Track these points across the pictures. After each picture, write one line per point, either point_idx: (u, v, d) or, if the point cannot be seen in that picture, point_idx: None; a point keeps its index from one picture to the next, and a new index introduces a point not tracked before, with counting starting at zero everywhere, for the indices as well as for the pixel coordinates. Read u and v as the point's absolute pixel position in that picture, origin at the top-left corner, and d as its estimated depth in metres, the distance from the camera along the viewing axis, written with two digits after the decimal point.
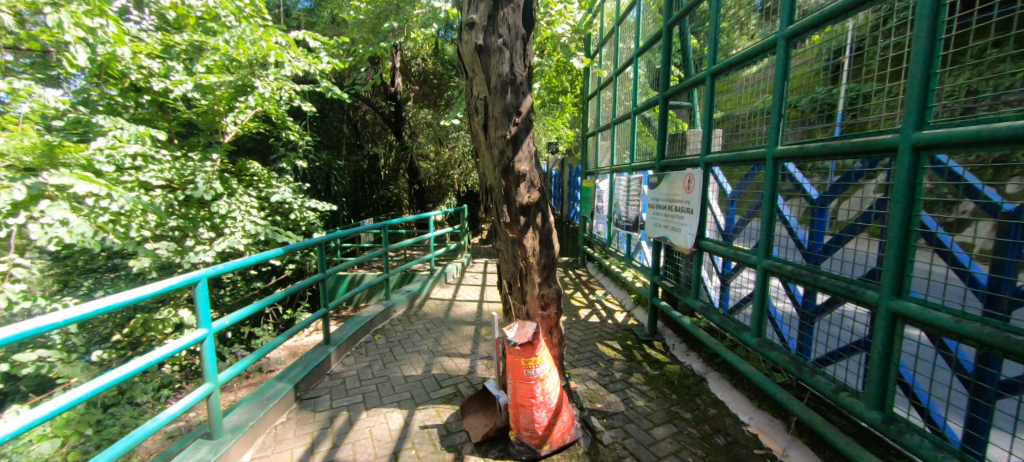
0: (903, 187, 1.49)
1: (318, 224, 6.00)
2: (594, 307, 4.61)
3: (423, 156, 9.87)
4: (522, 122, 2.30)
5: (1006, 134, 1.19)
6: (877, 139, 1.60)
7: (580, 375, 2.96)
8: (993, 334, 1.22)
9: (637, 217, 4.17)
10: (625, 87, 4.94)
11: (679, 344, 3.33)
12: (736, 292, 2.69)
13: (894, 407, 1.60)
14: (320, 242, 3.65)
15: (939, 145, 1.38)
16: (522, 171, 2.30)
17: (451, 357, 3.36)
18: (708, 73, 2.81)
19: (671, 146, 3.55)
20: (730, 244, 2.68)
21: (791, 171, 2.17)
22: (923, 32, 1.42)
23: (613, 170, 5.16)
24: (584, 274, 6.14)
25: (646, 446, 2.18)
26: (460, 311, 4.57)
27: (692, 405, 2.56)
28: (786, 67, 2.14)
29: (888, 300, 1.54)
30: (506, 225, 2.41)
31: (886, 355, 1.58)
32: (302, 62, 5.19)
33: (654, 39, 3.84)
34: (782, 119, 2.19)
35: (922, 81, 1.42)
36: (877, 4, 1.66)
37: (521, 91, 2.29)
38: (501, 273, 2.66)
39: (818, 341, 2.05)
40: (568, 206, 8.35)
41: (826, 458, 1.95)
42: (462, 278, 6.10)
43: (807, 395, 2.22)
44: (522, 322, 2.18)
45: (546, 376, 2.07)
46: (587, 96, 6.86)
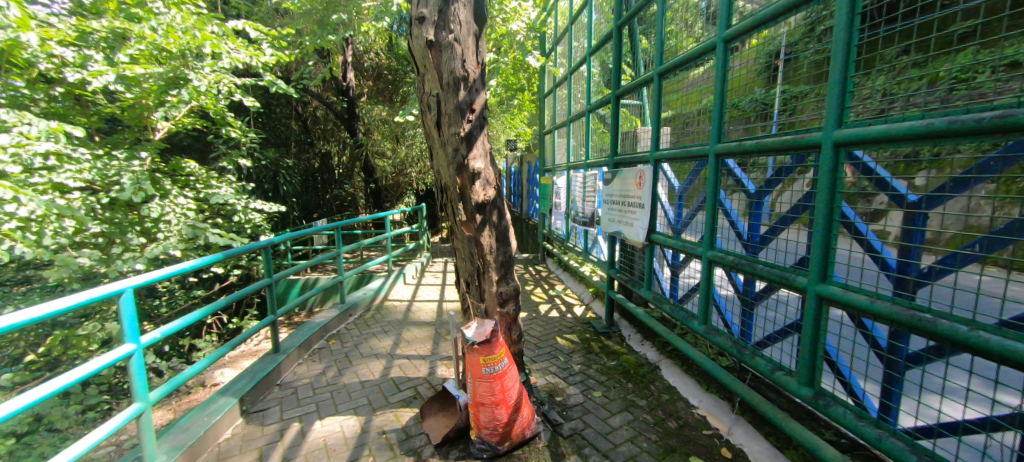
0: (826, 179, 1.62)
1: (264, 227, 5.66)
2: (554, 302, 4.67)
3: (379, 154, 9.57)
4: (475, 120, 2.28)
5: (911, 132, 1.32)
6: (803, 137, 1.74)
7: (540, 370, 3.00)
8: (902, 312, 1.35)
9: (593, 213, 4.27)
10: (579, 85, 5.03)
11: (634, 334, 3.45)
12: (686, 282, 2.83)
13: (821, 383, 1.74)
14: (267, 245, 3.43)
15: (855, 143, 1.52)
16: (477, 169, 2.28)
17: (410, 359, 3.29)
18: (657, 73, 2.92)
19: (624, 143, 3.66)
20: (679, 236, 2.80)
21: (732, 167, 2.32)
22: (840, 39, 1.54)
23: (569, 167, 5.25)
24: (544, 270, 6.22)
25: (604, 435, 2.24)
26: (419, 312, 4.48)
27: (646, 392, 2.66)
28: (726, 70, 2.27)
29: (815, 285, 1.67)
30: (462, 223, 2.40)
31: (814, 336, 1.71)
32: (242, 54, 4.86)
33: (606, 39, 3.93)
34: (724, 118, 2.33)
35: (840, 84, 1.56)
36: (804, 10, 1.79)
37: (475, 88, 2.27)
38: (459, 272, 2.64)
39: (758, 325, 2.19)
40: (527, 204, 8.42)
41: (766, 434, 2.09)
42: (422, 278, 6.00)
43: (748, 376, 2.38)
44: (481, 321, 2.17)
45: (506, 373, 2.08)
46: (544, 94, 6.92)
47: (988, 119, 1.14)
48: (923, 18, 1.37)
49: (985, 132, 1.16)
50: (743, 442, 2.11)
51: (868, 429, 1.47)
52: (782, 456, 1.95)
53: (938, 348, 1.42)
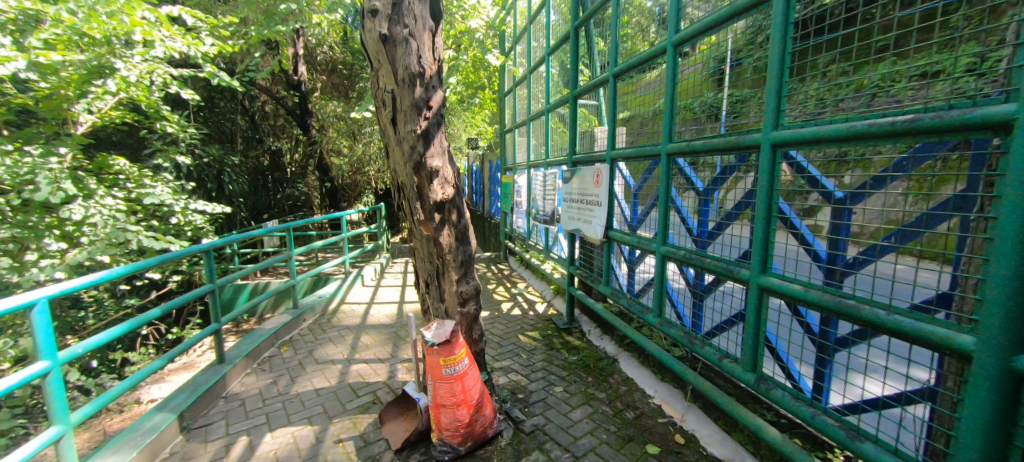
0: (764, 177, 1.74)
1: (207, 229, 5.28)
2: (516, 300, 4.70)
3: (335, 152, 9.21)
4: (432, 117, 2.23)
5: (837, 133, 1.44)
6: (745, 137, 1.86)
7: (503, 368, 3.00)
8: (832, 299, 1.47)
9: (553, 211, 4.33)
10: (538, 84, 5.07)
11: (594, 329, 3.54)
12: (641, 276, 2.93)
13: (763, 368, 1.86)
14: (209, 249, 3.19)
15: (789, 143, 1.64)
16: (435, 167, 2.24)
17: (369, 363, 3.20)
18: (613, 74, 3.01)
19: (582, 142, 3.74)
20: (635, 233, 2.90)
21: (682, 166, 2.43)
22: (776, 48, 1.68)
23: (529, 165, 5.29)
24: (506, 268, 6.24)
25: (565, 429, 2.28)
26: (378, 315, 4.36)
27: (605, 385, 2.73)
28: (676, 74, 2.37)
29: (757, 276, 1.79)
30: (420, 223, 2.36)
31: (756, 324, 1.83)
32: (178, 42, 4.48)
33: (564, 39, 4.00)
34: (674, 119, 2.43)
35: (776, 89, 1.70)
36: (746, 17, 1.91)
37: (431, 85, 2.23)
38: (418, 272, 2.59)
39: (707, 316, 2.31)
40: (489, 202, 8.42)
41: (715, 418, 2.21)
42: (382, 279, 5.84)
43: (699, 365, 2.50)
44: (440, 321, 2.15)
45: (467, 373, 2.07)
46: (504, 93, 6.94)
47: (899, 123, 1.26)
48: (847, 31, 1.48)
49: (897, 134, 1.28)
50: (694, 427, 2.21)
51: (804, 408, 1.59)
52: (730, 438, 2.06)
53: (861, 331, 1.56)
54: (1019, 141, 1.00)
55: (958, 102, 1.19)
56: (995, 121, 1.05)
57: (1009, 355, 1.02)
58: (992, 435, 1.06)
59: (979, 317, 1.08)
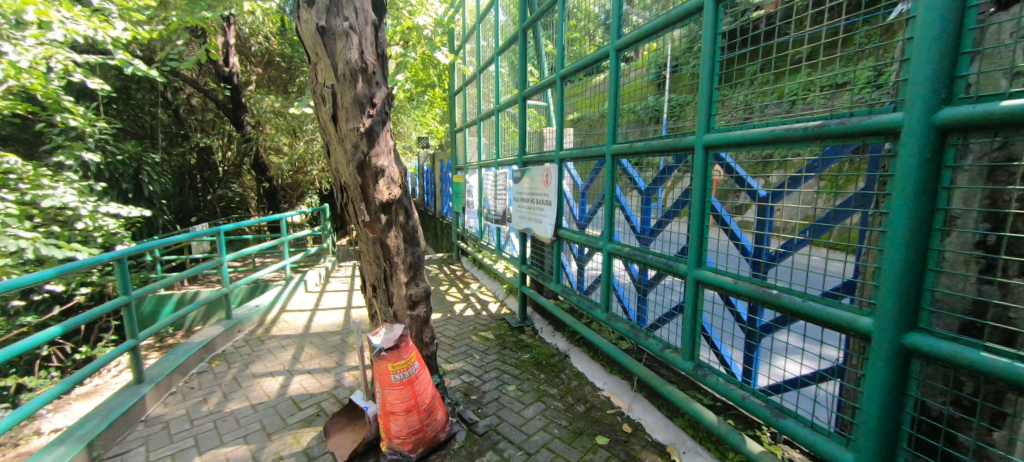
0: (699, 177, 1.86)
1: (123, 235, 4.74)
2: (469, 300, 4.66)
3: (273, 150, 8.65)
4: (376, 115, 2.16)
5: (759, 137, 1.58)
6: (681, 139, 1.99)
7: (455, 371, 2.96)
8: (757, 289, 1.61)
9: (504, 210, 4.35)
10: (488, 83, 5.08)
11: (546, 326, 3.59)
12: (590, 273, 3.02)
13: (700, 355, 1.98)
14: (123, 256, 2.84)
15: (719, 146, 1.78)
16: (381, 167, 2.18)
17: (313, 373, 3.03)
18: (559, 76, 3.10)
19: (532, 142, 3.79)
20: (583, 231, 2.98)
21: (626, 166, 2.54)
22: (707, 56, 1.80)
23: (480, 165, 5.29)
24: (459, 269, 6.17)
25: (518, 428, 2.30)
26: (322, 322, 4.14)
27: (557, 381, 2.79)
28: (618, 80, 2.50)
29: (694, 270, 1.91)
30: (365, 225, 2.27)
31: (693, 315, 1.95)
32: (81, 26, 3.98)
33: (512, 40, 4.04)
34: (617, 122, 2.55)
35: (708, 94, 1.82)
36: (677, 27, 2.05)
37: (374, 81, 2.15)
38: (364, 275, 2.50)
39: (650, 309, 2.43)
40: (440, 202, 8.28)
41: (658, 406, 2.33)
42: (327, 284, 5.56)
43: (644, 356, 2.62)
44: (389, 326, 2.09)
45: (417, 378, 2.02)
46: (453, 91, 6.86)
47: (810, 129, 1.41)
48: (767, 43, 1.60)
49: (809, 138, 1.42)
50: (640, 416, 2.31)
51: (735, 391, 1.72)
52: (673, 424, 2.18)
53: (782, 317, 1.71)
54: (905, 145, 1.13)
55: (857, 110, 1.34)
56: (886, 127, 1.20)
57: (900, 333, 1.16)
58: (887, 404, 1.20)
59: (877, 300, 1.22)
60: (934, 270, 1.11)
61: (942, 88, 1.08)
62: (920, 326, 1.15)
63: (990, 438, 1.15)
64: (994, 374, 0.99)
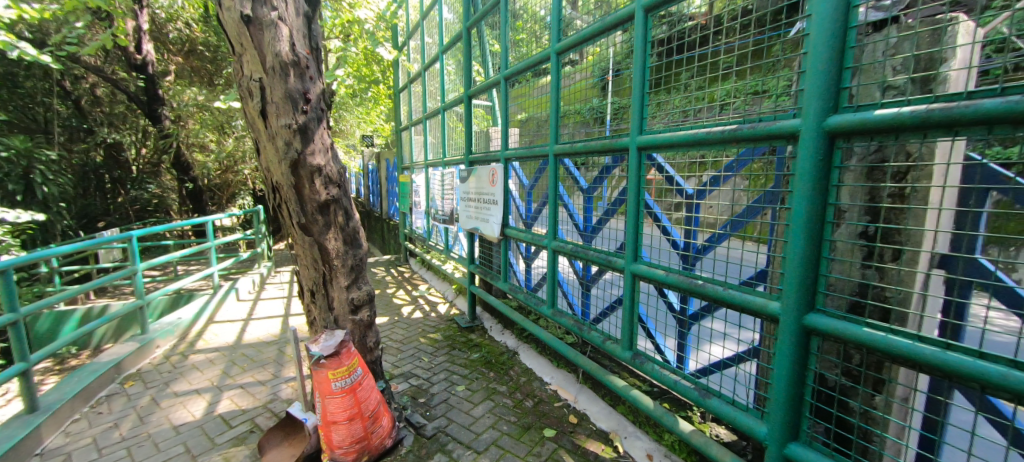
0: (633, 176, 1.98)
1: (9, 243, 4.12)
2: (417, 302, 4.57)
3: (197, 147, 7.93)
4: (311, 111, 2.06)
5: (685, 139, 1.72)
6: (617, 140, 2.10)
7: (403, 375, 2.89)
8: (684, 280, 1.74)
9: (451, 210, 4.32)
10: (433, 81, 5.02)
11: (495, 325, 3.62)
12: (537, 270, 3.09)
13: (638, 345, 2.10)
14: (9, 267, 2.46)
15: (651, 147, 1.90)
16: (317, 166, 2.08)
17: (246, 387, 2.83)
18: (503, 77, 3.14)
19: (478, 142, 3.80)
20: (530, 230, 3.04)
21: (568, 165, 2.64)
22: (639, 63, 1.92)
23: (426, 164, 5.21)
24: (407, 270, 6.03)
25: (467, 427, 2.29)
26: (256, 332, 3.87)
27: (506, 378, 2.82)
28: (559, 83, 2.58)
29: (631, 264, 2.02)
30: (301, 227, 2.16)
31: (631, 306, 2.06)
32: None
33: (457, 38, 4.02)
34: (559, 124, 2.64)
35: (640, 98, 1.94)
36: (613, 34, 2.17)
37: (308, 76, 2.05)
38: (301, 280, 2.37)
39: (593, 303, 2.52)
40: (386, 203, 8.04)
41: (602, 395, 2.43)
42: (262, 291, 5.20)
43: (589, 348, 2.72)
44: (329, 332, 2.01)
45: (360, 384, 1.96)
46: (398, 89, 6.69)
47: (726, 132, 1.55)
48: (690, 52, 1.74)
49: (726, 141, 1.56)
50: (585, 406, 2.40)
51: (668, 375, 1.84)
52: (615, 411, 2.28)
53: (709, 305, 1.86)
54: (803, 147, 1.27)
55: (765, 116, 1.50)
56: (786, 132, 1.34)
57: (801, 314, 1.30)
58: (792, 379, 1.34)
59: (783, 286, 1.36)
60: (827, 258, 1.26)
61: (831, 98, 1.22)
62: (817, 306, 1.31)
63: (874, 402, 1.32)
64: (874, 345, 1.15)
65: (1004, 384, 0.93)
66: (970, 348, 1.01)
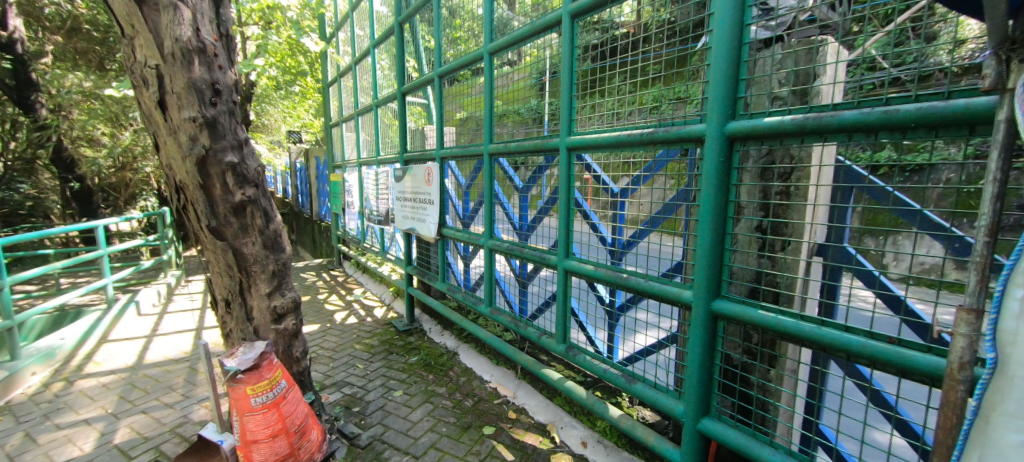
0: (563, 175, 2.05)
1: None
2: (352, 307, 4.36)
3: (83, 141, 6.90)
4: (221, 104, 1.88)
5: (608, 141, 1.82)
6: (547, 141, 2.17)
7: (335, 384, 2.75)
8: (611, 274, 1.84)
9: (386, 210, 4.18)
10: (365, 76, 4.82)
11: (434, 326, 3.56)
12: (475, 270, 3.09)
13: (571, 338, 2.18)
14: None
15: (579, 148, 1.99)
16: (230, 163, 1.91)
17: (149, 412, 2.52)
18: (437, 74, 3.11)
19: (413, 140, 3.72)
20: (467, 229, 3.03)
21: (503, 165, 2.67)
22: (566, 67, 2.00)
23: (359, 163, 4.99)
24: (341, 274, 5.73)
25: (404, 433, 2.24)
26: (163, 350, 3.46)
27: (446, 379, 2.79)
28: (492, 83, 2.62)
29: (563, 261, 2.09)
30: (211, 230, 1.97)
31: (564, 301, 2.13)
32: None
33: (389, 33, 3.90)
34: (493, 124, 2.66)
35: (568, 101, 2.02)
36: (543, 36, 2.23)
37: (217, 66, 1.88)
38: (214, 289, 2.16)
39: (529, 300, 2.58)
40: (316, 203, 7.57)
41: (540, 389, 2.49)
42: (170, 303, 4.66)
43: (527, 344, 2.77)
44: (248, 345, 1.87)
45: (284, 398, 1.84)
46: (327, 83, 6.33)
47: (644, 135, 1.66)
48: (612, 58, 1.84)
49: (645, 143, 1.67)
50: (524, 401, 2.45)
51: (598, 365, 1.94)
52: (552, 404, 2.35)
53: (634, 296, 1.98)
54: (708, 150, 1.40)
55: (677, 120, 1.63)
56: (695, 135, 1.48)
57: (709, 300, 1.44)
58: (703, 360, 1.48)
59: (695, 277, 1.49)
60: (729, 250, 1.40)
61: (730, 106, 1.37)
62: (722, 293, 1.45)
63: (769, 375, 1.50)
64: (768, 325, 1.30)
65: (864, 352, 1.10)
66: (839, 323, 1.18)
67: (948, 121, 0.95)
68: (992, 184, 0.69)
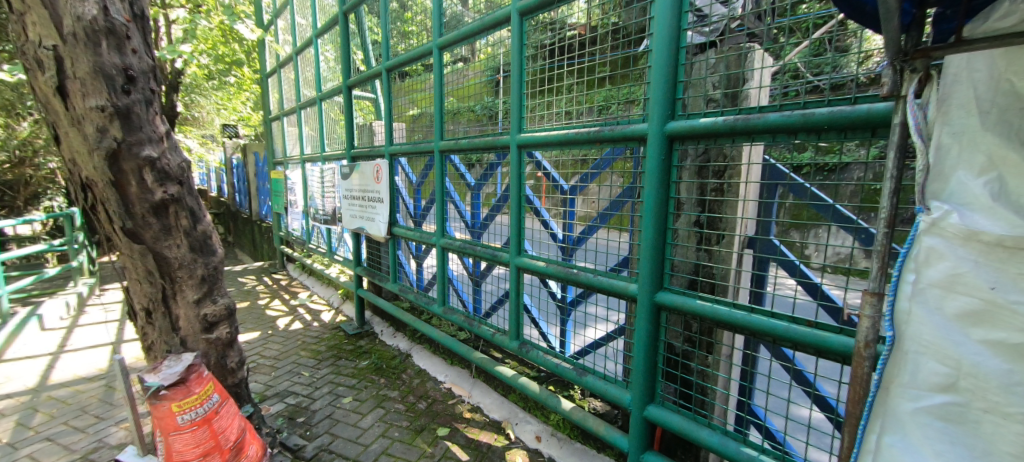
0: (514, 172, 2.06)
1: None
2: (297, 312, 4.12)
3: None
4: (135, 92, 1.70)
5: (557, 139, 1.84)
6: (498, 138, 2.17)
7: (277, 395, 2.59)
8: (562, 271, 1.87)
9: (333, 209, 3.99)
10: (307, 67, 4.56)
11: (386, 329, 3.45)
12: (428, 269, 3.03)
13: (524, 334, 2.19)
14: None
15: (529, 146, 2.00)
16: (148, 158, 1.73)
17: (56, 438, 2.24)
18: (384, 68, 3.01)
19: (360, 136, 3.57)
20: (418, 227, 2.97)
21: (455, 162, 2.64)
22: (516, 64, 2.01)
23: (302, 159, 4.72)
24: (285, 277, 5.41)
25: (354, 440, 2.15)
26: (72, 368, 3.08)
27: (398, 382, 2.71)
28: (442, 79, 2.57)
29: (515, 258, 2.10)
30: (126, 232, 1.77)
31: (517, 298, 2.14)
32: None
33: (333, 23, 3.72)
34: (443, 120, 2.62)
35: (518, 98, 2.03)
36: (493, 33, 2.23)
37: (130, 50, 1.69)
38: (132, 298, 1.95)
39: (483, 298, 2.56)
40: (256, 202, 7.07)
41: (495, 387, 2.48)
42: (81, 315, 4.17)
43: (481, 343, 2.75)
44: (173, 359, 1.72)
45: (217, 413, 1.70)
46: (265, 73, 5.93)
47: (591, 133, 1.70)
48: (560, 57, 1.86)
49: (592, 141, 1.71)
50: (479, 399, 2.43)
51: (550, 359, 1.97)
52: (507, 400, 2.35)
53: (584, 291, 2.03)
54: (650, 148, 1.46)
55: (622, 120, 1.68)
56: (637, 134, 1.53)
57: (653, 292, 1.51)
58: (648, 349, 1.54)
59: (640, 270, 1.55)
60: (670, 244, 1.47)
61: (668, 107, 1.43)
62: (664, 285, 1.52)
63: (707, 361, 1.59)
64: (705, 314, 1.38)
65: (787, 335, 1.20)
66: (766, 310, 1.27)
67: (854, 124, 1.06)
68: (889, 181, 0.77)
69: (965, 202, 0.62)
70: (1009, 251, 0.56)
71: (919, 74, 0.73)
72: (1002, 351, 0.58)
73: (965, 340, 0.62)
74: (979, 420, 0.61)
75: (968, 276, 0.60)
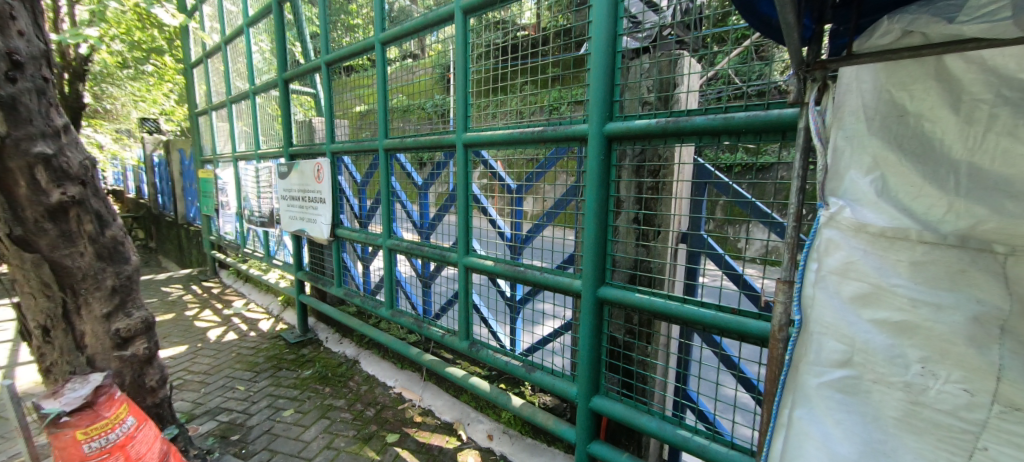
0: (461, 170, 2.04)
1: None
2: (231, 322, 3.83)
3: None
4: (23, 79, 1.48)
5: (502, 138, 1.85)
6: (444, 137, 2.15)
7: (208, 413, 2.39)
8: (510, 269, 1.88)
9: (270, 210, 3.75)
10: (239, 58, 4.25)
11: (331, 335, 3.30)
12: (375, 272, 2.93)
13: (475, 334, 2.19)
14: None
15: (475, 145, 2.00)
16: (41, 155, 1.52)
17: None
18: (324, 62, 2.87)
19: (299, 133, 3.38)
20: (364, 229, 2.87)
21: (401, 161, 2.57)
22: (460, 62, 1.99)
23: (234, 156, 4.39)
24: (217, 285, 5.00)
25: (296, 455, 2.04)
26: None
27: (344, 391, 2.60)
28: (386, 75, 2.50)
29: (464, 257, 2.09)
30: (15, 240, 1.55)
31: (465, 298, 2.13)
32: None
33: (267, 12, 3.50)
34: (388, 117, 2.54)
35: (463, 97, 2.03)
36: (438, 29, 2.19)
37: (14, 30, 1.47)
38: (26, 315, 1.71)
39: (433, 299, 2.51)
40: (182, 204, 6.47)
41: (446, 388, 2.46)
42: None
43: (432, 344, 2.71)
44: (77, 381, 1.54)
45: (133, 437, 1.54)
46: (189, 64, 5.44)
47: (536, 133, 1.73)
48: (504, 57, 1.88)
49: (536, 141, 1.74)
50: (430, 402, 2.40)
51: (500, 358, 1.98)
52: (458, 401, 2.34)
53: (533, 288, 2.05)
54: (591, 148, 1.51)
55: (564, 121, 1.72)
56: (579, 135, 1.58)
57: (596, 288, 1.56)
58: (592, 343, 1.60)
59: (583, 266, 1.60)
60: (611, 240, 1.53)
61: (607, 109, 1.49)
62: (606, 280, 1.58)
63: (646, 351, 1.67)
64: (644, 307, 1.45)
65: (715, 323, 1.29)
66: (697, 300, 1.36)
67: (768, 127, 1.16)
68: (796, 179, 0.85)
69: (856, 198, 0.70)
70: (890, 240, 0.65)
71: (817, 83, 0.81)
72: (886, 328, 0.65)
73: (857, 320, 0.68)
74: (869, 390, 0.67)
75: (858, 263, 0.68)
